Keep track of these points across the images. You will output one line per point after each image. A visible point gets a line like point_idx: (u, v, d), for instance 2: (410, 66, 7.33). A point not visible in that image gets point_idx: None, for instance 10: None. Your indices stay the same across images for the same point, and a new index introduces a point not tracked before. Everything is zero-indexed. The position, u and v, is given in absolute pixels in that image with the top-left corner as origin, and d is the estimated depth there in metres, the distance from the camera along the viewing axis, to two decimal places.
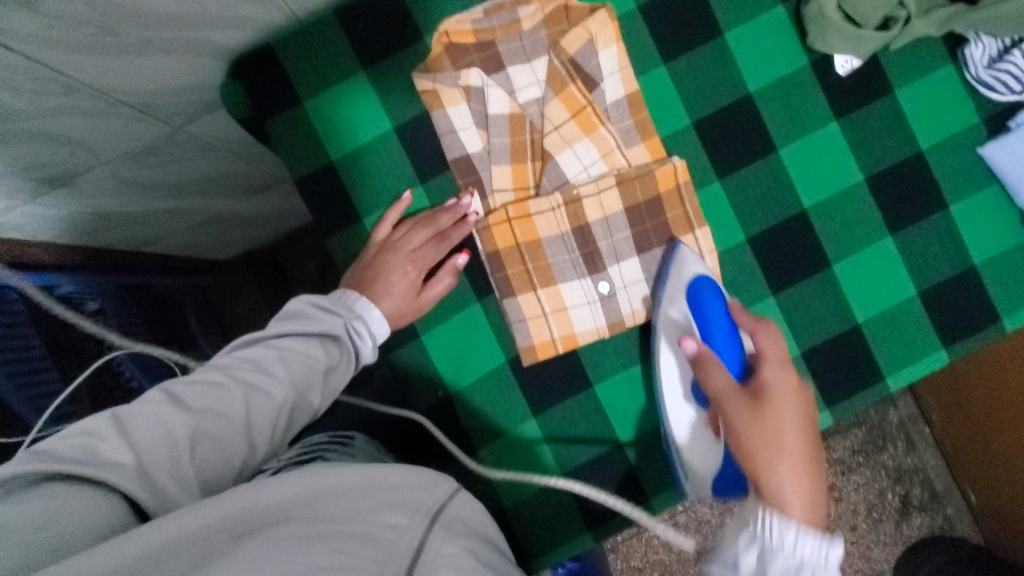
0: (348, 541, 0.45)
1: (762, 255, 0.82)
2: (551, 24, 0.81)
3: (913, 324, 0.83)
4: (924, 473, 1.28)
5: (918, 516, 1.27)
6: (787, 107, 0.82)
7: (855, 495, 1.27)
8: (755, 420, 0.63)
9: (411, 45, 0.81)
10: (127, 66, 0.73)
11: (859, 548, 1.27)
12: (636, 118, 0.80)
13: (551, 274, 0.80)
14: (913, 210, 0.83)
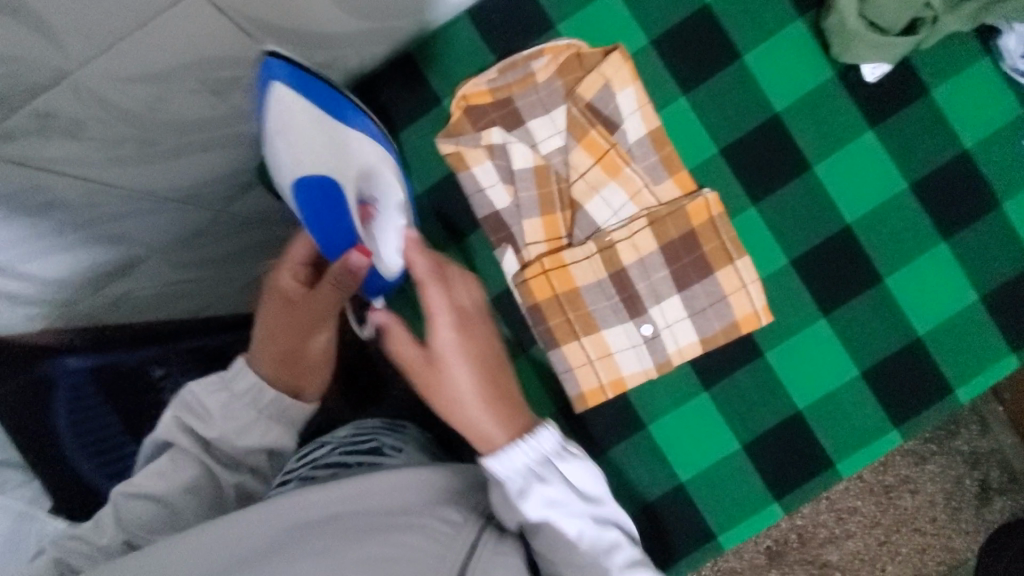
0: (402, 534, 0.49)
1: (808, 276, 0.80)
2: (565, 73, 0.81)
3: (979, 329, 0.79)
4: (1002, 455, 1.13)
5: (999, 501, 1.13)
6: (817, 121, 0.80)
7: (931, 485, 1.13)
8: (427, 377, 0.59)
9: (431, 110, 0.83)
10: (171, 168, 0.77)
11: (941, 541, 1.13)
12: (662, 157, 0.80)
13: (593, 321, 0.80)
14: (964, 211, 0.79)
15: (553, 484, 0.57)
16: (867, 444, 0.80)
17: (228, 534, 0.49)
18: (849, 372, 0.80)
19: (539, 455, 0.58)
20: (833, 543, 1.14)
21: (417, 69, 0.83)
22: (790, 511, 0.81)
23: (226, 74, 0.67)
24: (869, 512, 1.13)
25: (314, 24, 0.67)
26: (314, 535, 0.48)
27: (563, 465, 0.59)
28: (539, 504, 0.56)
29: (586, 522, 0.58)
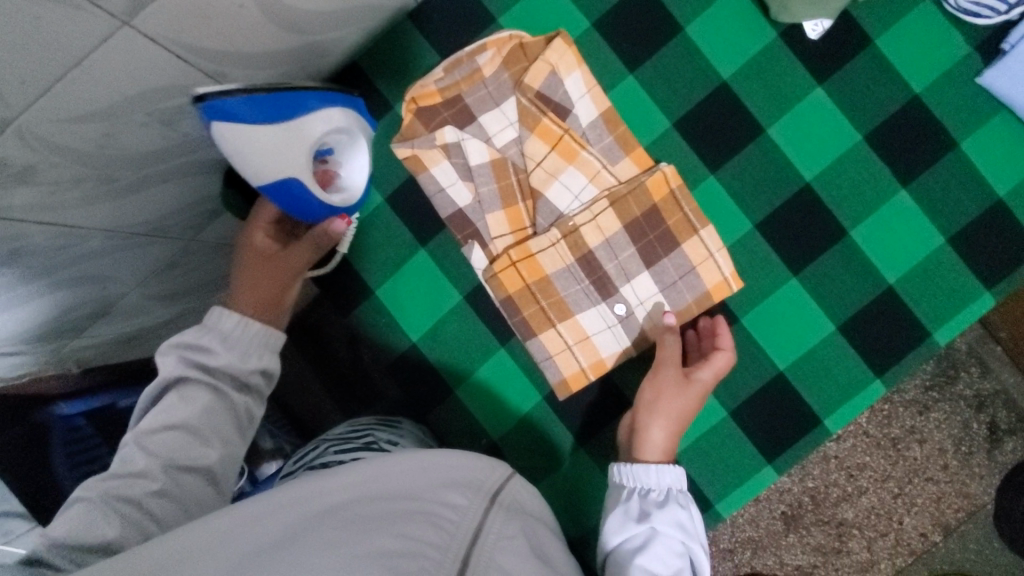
0: (408, 523, 0.50)
1: (774, 238, 0.81)
2: (510, 65, 0.80)
3: (949, 271, 0.80)
4: (1007, 395, 1.07)
5: (1012, 441, 1.07)
6: (764, 84, 0.80)
7: (938, 433, 1.08)
8: (677, 394, 0.74)
9: (384, 118, 0.84)
10: (133, 202, 0.78)
11: (954, 486, 1.08)
12: (617, 136, 0.80)
13: (566, 308, 0.80)
14: (921, 156, 0.80)
15: (684, 511, 0.68)
16: (852, 397, 0.80)
17: (238, 523, 0.47)
18: (825, 328, 0.81)
19: (680, 488, 0.70)
20: (847, 501, 1.10)
21: (366, 79, 0.84)
22: (784, 472, 0.81)
23: (173, 104, 0.68)
24: (879, 466, 1.09)
25: (255, 45, 0.68)
26: (327, 526, 0.48)
27: (691, 504, 0.70)
28: (664, 520, 0.66)
29: (686, 562, 0.66)
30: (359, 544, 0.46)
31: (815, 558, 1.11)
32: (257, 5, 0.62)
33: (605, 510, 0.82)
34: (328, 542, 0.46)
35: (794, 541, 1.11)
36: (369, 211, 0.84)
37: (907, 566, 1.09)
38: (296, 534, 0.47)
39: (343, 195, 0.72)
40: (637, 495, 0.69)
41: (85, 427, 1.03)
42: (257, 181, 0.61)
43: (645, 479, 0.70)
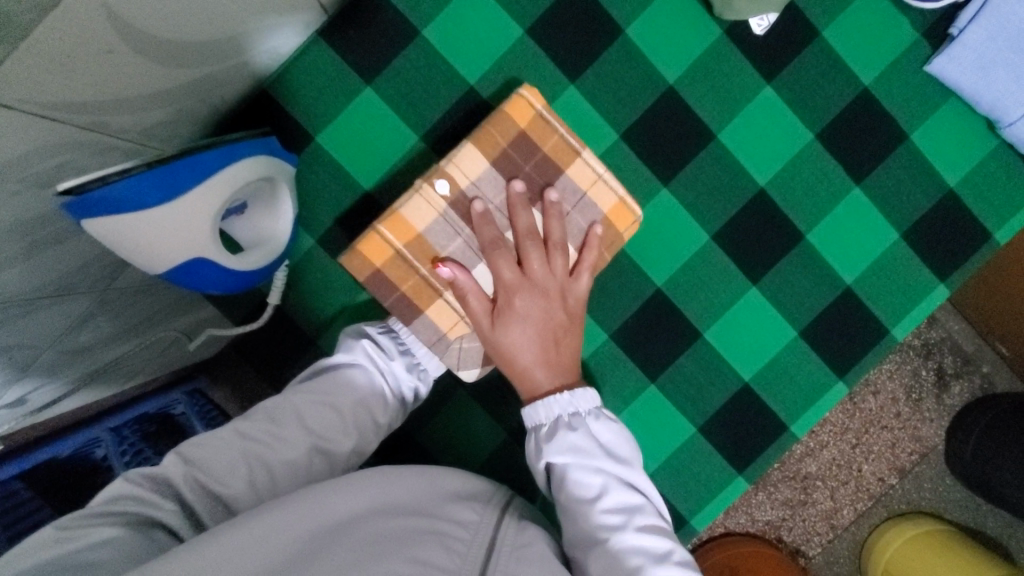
0: (427, 545, 0.49)
1: (731, 247, 0.78)
2: (508, 110, 0.70)
3: (904, 267, 0.79)
4: (953, 341, 1.07)
5: (958, 384, 1.08)
6: (712, 87, 0.76)
7: (891, 383, 1.08)
8: (524, 308, 0.67)
9: (303, 150, 0.76)
10: (34, 267, 0.58)
11: (908, 431, 1.08)
12: (597, 189, 0.72)
13: (425, 244, 0.70)
14: (873, 151, 0.77)
15: (577, 432, 0.62)
16: (815, 401, 0.80)
17: (247, 541, 0.45)
18: (786, 335, 0.79)
19: (574, 412, 0.64)
20: (810, 456, 1.09)
21: (280, 108, 0.76)
22: (754, 480, 0.81)
23: (50, 164, 0.54)
24: (839, 421, 1.08)
25: (140, 87, 0.58)
26: (338, 547, 0.47)
27: (589, 420, 0.63)
28: (559, 451, 0.61)
29: (606, 478, 0.59)
30: (373, 569, 0.45)
31: (784, 511, 1.10)
32: (131, 44, 0.52)
33: None
34: (338, 567, 0.44)
35: (763, 498, 1.10)
36: (300, 255, 0.77)
37: (867, 510, 1.10)
38: (311, 553, 0.46)
39: (260, 251, 0.66)
40: (533, 434, 0.64)
41: (25, 489, 0.72)
42: (157, 270, 0.54)
43: (534, 417, 0.65)
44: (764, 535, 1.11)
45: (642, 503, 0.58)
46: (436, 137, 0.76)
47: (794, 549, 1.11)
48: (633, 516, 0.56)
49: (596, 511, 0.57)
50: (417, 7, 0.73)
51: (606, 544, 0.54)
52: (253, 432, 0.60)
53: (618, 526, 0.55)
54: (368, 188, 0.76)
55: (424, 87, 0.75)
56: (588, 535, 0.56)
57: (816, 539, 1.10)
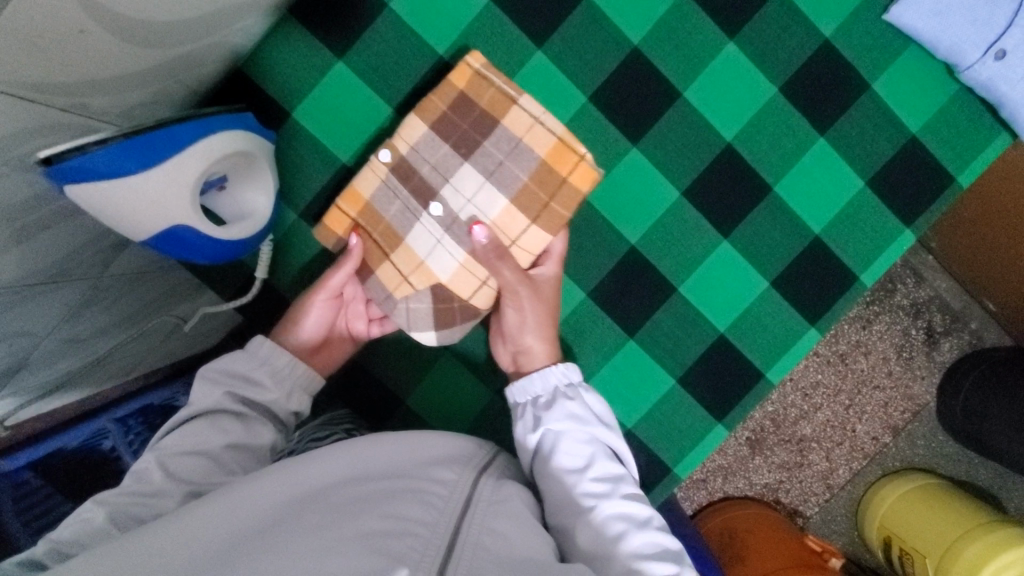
0: (400, 502, 0.52)
1: (702, 203, 0.80)
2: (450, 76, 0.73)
3: (871, 214, 0.81)
4: (941, 299, 1.09)
5: (947, 341, 1.10)
6: (676, 46, 0.77)
7: (881, 343, 1.10)
8: (522, 317, 0.73)
9: (280, 125, 0.78)
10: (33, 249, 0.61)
11: (900, 391, 1.11)
12: (534, 133, 0.72)
13: (375, 212, 0.74)
14: (836, 102, 0.79)
15: (573, 402, 0.67)
16: (790, 348, 0.83)
17: (220, 512, 0.49)
18: (759, 286, 0.82)
19: (568, 382, 0.70)
20: (805, 419, 1.13)
21: (255, 85, 0.78)
22: (734, 428, 0.84)
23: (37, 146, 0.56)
24: (829, 382, 1.11)
25: (114, 67, 0.60)
26: (314, 508, 0.50)
27: (584, 394, 0.69)
28: (557, 419, 0.66)
29: (597, 447, 0.65)
30: (343, 528, 0.47)
31: (781, 475, 1.14)
32: (101, 24, 0.54)
33: None
34: (314, 524, 0.48)
35: (760, 462, 1.14)
36: (284, 229, 0.79)
37: (863, 470, 1.13)
38: (279, 519, 0.49)
39: (245, 224, 0.68)
40: (528, 404, 0.69)
41: (35, 479, 0.76)
42: (141, 238, 0.57)
43: (530, 389, 0.70)
44: (762, 497, 1.15)
45: (623, 473, 0.64)
46: (408, 107, 0.78)
47: (792, 509, 1.15)
48: (619, 484, 0.62)
49: (586, 476, 0.62)
50: None
51: (595, 507, 0.60)
52: (241, 391, 0.66)
53: (606, 492, 0.61)
54: (345, 161, 0.78)
55: (395, 58, 0.76)
56: (577, 497, 0.61)
57: (813, 500, 1.14)
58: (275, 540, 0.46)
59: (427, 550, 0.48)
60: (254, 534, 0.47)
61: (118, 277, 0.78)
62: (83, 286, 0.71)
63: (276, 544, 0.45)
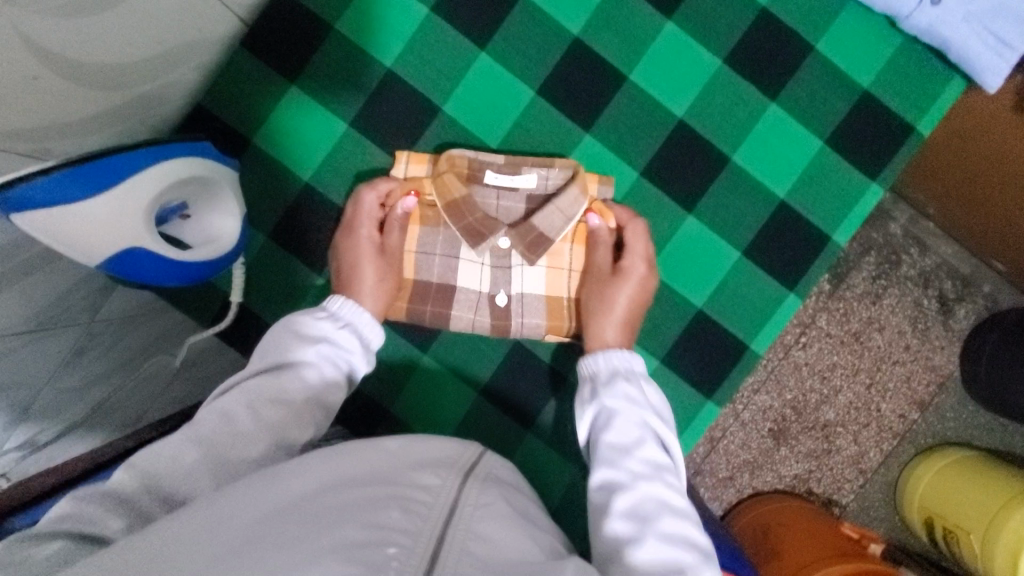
0: (387, 510, 0.47)
1: (662, 182, 0.81)
2: (407, 204, 0.75)
3: (835, 171, 0.81)
4: (949, 265, 1.04)
5: (963, 308, 1.05)
6: (616, 32, 0.79)
7: (894, 317, 1.05)
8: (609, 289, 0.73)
9: (243, 153, 0.80)
10: None
11: (920, 362, 1.05)
12: (554, 285, 0.79)
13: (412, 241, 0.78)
14: (783, 67, 0.80)
15: (632, 386, 0.63)
16: (771, 316, 0.82)
17: (182, 534, 0.43)
18: (731, 256, 0.81)
19: (623, 371, 0.65)
20: (826, 403, 1.06)
21: (215, 117, 0.81)
22: (726, 403, 0.83)
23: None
24: (847, 363, 1.06)
25: (71, 108, 0.62)
26: (288, 521, 0.44)
27: (646, 383, 0.64)
28: (614, 395, 0.62)
29: (647, 432, 0.59)
30: (320, 537, 0.43)
31: (810, 464, 1.07)
32: (53, 67, 0.57)
33: (564, 485, 0.83)
34: (284, 539, 0.43)
35: (786, 453, 1.07)
36: (255, 252, 0.81)
37: (894, 450, 1.07)
38: (250, 535, 0.43)
39: (210, 247, 0.71)
40: (588, 381, 0.66)
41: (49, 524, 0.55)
42: (95, 263, 0.59)
43: (594, 367, 0.67)
44: (793, 490, 1.08)
45: (668, 464, 0.57)
46: (364, 121, 0.80)
47: (826, 498, 1.08)
48: (662, 471, 0.55)
49: (624, 457, 0.56)
50: (327, 5, 0.79)
51: (634, 487, 0.53)
52: (267, 408, 0.56)
53: (648, 475, 0.54)
54: (308, 180, 0.81)
55: (345, 77, 0.79)
56: (615, 474, 0.55)
57: (846, 486, 1.08)
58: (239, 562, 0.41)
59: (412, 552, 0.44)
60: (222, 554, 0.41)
61: (110, 321, 0.75)
62: (75, 332, 0.68)
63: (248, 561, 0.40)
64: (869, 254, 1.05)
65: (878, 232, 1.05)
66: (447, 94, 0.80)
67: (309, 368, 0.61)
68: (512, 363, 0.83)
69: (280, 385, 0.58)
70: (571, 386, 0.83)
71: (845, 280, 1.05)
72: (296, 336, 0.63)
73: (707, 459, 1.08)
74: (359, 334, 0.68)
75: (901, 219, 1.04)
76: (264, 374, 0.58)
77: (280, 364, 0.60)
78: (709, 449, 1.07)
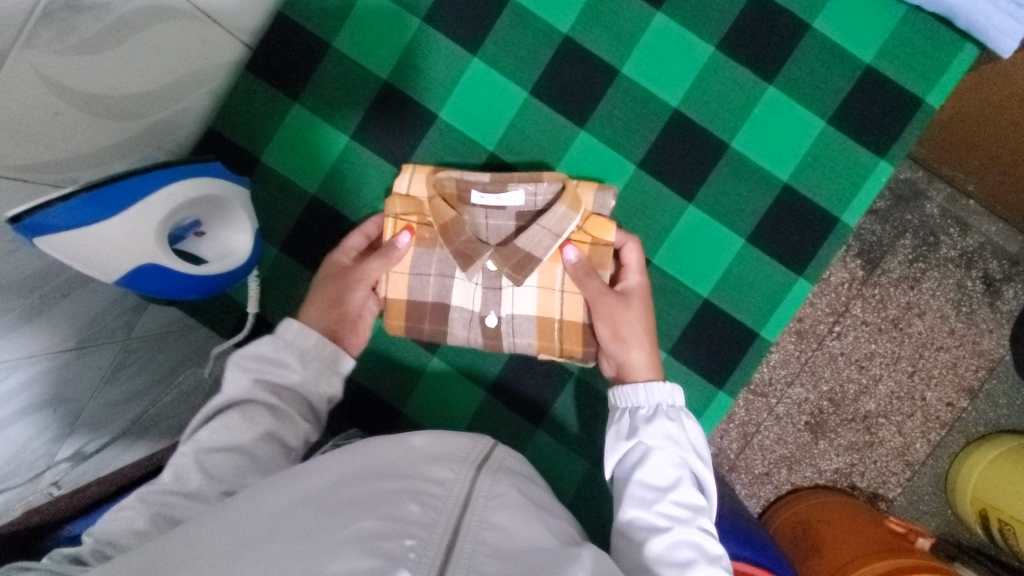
0: (401, 501, 0.49)
1: (661, 173, 0.80)
2: (404, 244, 0.75)
3: (839, 150, 0.79)
4: (994, 244, 0.99)
5: (1011, 288, 0.99)
6: (605, 28, 0.80)
7: (935, 303, 0.99)
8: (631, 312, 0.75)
9: (252, 171, 0.84)
10: None
11: (968, 348, 0.99)
12: (546, 307, 0.77)
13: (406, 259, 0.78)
14: (778, 49, 0.78)
15: (674, 424, 0.67)
16: (780, 302, 0.80)
17: (221, 527, 0.47)
18: (735, 244, 0.80)
19: (668, 405, 0.69)
20: (866, 394, 1.01)
21: (223, 139, 0.84)
22: (737, 392, 0.81)
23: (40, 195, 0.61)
24: (886, 351, 1.00)
25: (93, 141, 0.66)
26: (306, 514, 0.47)
27: (685, 419, 0.68)
28: (654, 433, 0.66)
29: (686, 472, 0.64)
30: (338, 528, 0.45)
31: (851, 457, 1.02)
32: (71, 103, 0.60)
33: (577, 477, 0.84)
34: (308, 529, 0.45)
35: (825, 447, 1.02)
36: (268, 264, 0.85)
37: (943, 440, 1.01)
38: (271, 528, 0.46)
39: (226, 258, 0.75)
40: (627, 412, 0.70)
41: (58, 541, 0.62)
42: (113, 279, 0.63)
43: (632, 400, 0.70)
44: (835, 485, 1.03)
45: (706, 507, 0.62)
46: (364, 132, 0.83)
47: (871, 494, 1.03)
48: (698, 515, 0.60)
49: (668, 498, 0.61)
50: (324, 24, 0.82)
51: (671, 531, 0.57)
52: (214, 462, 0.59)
53: (686, 520, 0.59)
54: (313, 191, 0.84)
55: (344, 91, 0.82)
56: (652, 516, 0.59)
57: (893, 480, 1.02)
58: (261, 548, 0.43)
59: (428, 549, 0.45)
60: (250, 544, 0.44)
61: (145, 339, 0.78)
62: (115, 350, 0.72)
63: (271, 547, 0.43)
64: (905, 236, 1.00)
65: (914, 212, 1.00)
66: (442, 100, 0.82)
67: (254, 411, 0.62)
68: (518, 360, 0.84)
69: (227, 429, 0.60)
70: (579, 381, 0.84)
71: (880, 265, 1.00)
72: (238, 370, 0.64)
73: (741, 455, 1.03)
74: (307, 357, 0.67)
75: (938, 199, 0.99)
76: (213, 422, 0.61)
77: (228, 405, 0.62)
78: (745, 448, 1.03)
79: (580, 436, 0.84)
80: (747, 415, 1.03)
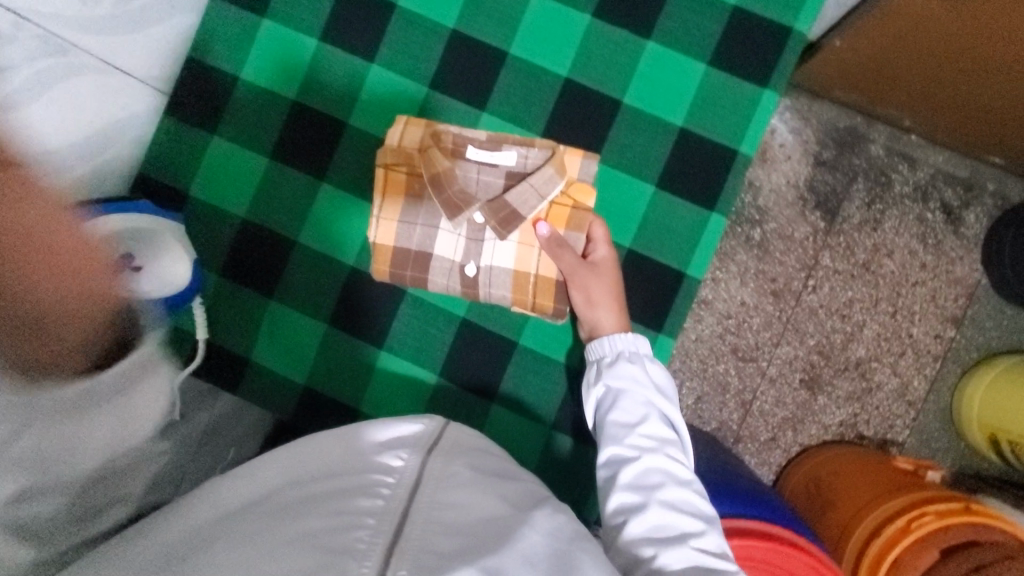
0: (341, 496, 0.48)
1: (564, 141, 0.84)
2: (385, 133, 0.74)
3: (724, 90, 0.83)
4: (944, 173, 1.00)
5: (971, 213, 1.00)
6: (487, 16, 0.85)
7: (900, 241, 1.00)
8: (598, 281, 0.78)
9: (181, 205, 0.88)
10: None
11: (942, 279, 1.00)
12: (523, 261, 0.78)
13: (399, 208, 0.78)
14: (649, 6, 0.84)
15: (635, 365, 0.70)
16: (699, 239, 0.83)
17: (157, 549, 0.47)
18: (646, 193, 0.84)
19: (631, 351, 0.72)
20: (854, 340, 1.00)
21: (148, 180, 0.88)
22: (677, 332, 0.83)
23: None
24: (863, 295, 1.00)
25: None
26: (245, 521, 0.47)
27: (648, 362, 0.70)
28: (618, 376, 0.69)
29: (653, 409, 0.66)
30: (283, 528, 0.45)
31: (852, 408, 1.01)
32: None
33: (540, 443, 0.86)
34: (247, 534, 0.45)
35: (825, 402, 1.01)
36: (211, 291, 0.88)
37: (939, 372, 1.00)
38: (206, 539, 0.46)
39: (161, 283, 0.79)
40: (595, 363, 0.73)
41: None
42: None
43: (599, 350, 0.73)
44: (843, 438, 1.01)
45: (675, 439, 0.64)
46: (280, 151, 0.87)
47: (881, 441, 1.01)
48: (666, 445, 0.62)
49: (636, 433, 0.63)
50: (229, 59, 0.88)
51: (640, 460, 0.61)
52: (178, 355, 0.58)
53: (653, 449, 0.62)
54: (243, 216, 0.88)
55: (258, 117, 0.87)
56: (622, 450, 0.63)
57: (899, 422, 1.00)
58: (198, 561, 0.43)
59: (378, 532, 0.45)
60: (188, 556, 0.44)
61: None
62: None
63: (208, 556, 0.43)
64: (857, 181, 1.00)
65: (861, 157, 1.00)
66: (349, 109, 0.87)
67: None
68: (463, 339, 0.87)
69: None
70: (525, 350, 0.86)
71: (838, 213, 1.01)
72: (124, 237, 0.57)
73: (744, 425, 1.01)
74: None
75: (881, 140, 1.00)
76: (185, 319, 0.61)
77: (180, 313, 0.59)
78: (745, 418, 1.00)
79: (535, 402, 0.86)
80: (741, 383, 1.01)
